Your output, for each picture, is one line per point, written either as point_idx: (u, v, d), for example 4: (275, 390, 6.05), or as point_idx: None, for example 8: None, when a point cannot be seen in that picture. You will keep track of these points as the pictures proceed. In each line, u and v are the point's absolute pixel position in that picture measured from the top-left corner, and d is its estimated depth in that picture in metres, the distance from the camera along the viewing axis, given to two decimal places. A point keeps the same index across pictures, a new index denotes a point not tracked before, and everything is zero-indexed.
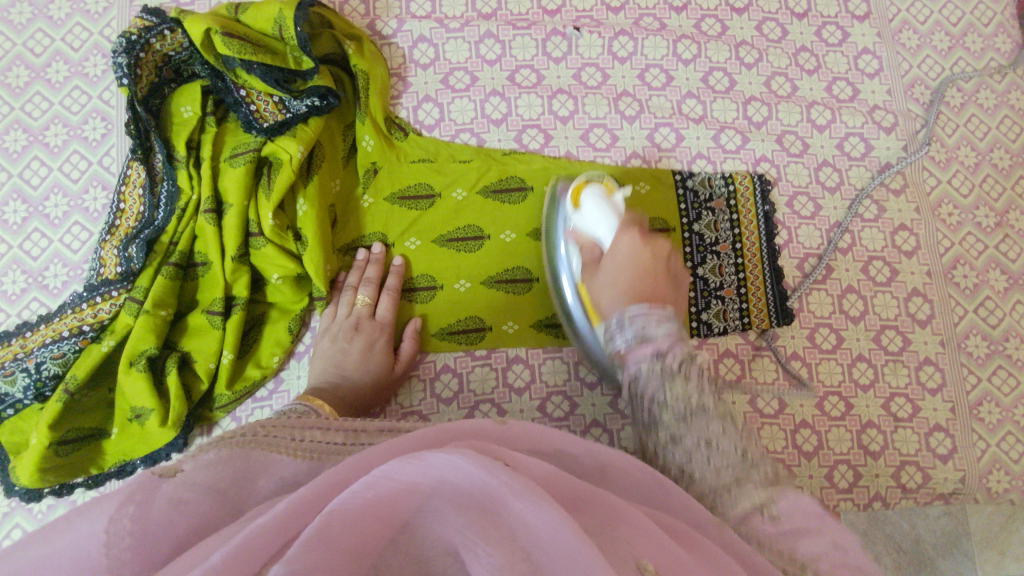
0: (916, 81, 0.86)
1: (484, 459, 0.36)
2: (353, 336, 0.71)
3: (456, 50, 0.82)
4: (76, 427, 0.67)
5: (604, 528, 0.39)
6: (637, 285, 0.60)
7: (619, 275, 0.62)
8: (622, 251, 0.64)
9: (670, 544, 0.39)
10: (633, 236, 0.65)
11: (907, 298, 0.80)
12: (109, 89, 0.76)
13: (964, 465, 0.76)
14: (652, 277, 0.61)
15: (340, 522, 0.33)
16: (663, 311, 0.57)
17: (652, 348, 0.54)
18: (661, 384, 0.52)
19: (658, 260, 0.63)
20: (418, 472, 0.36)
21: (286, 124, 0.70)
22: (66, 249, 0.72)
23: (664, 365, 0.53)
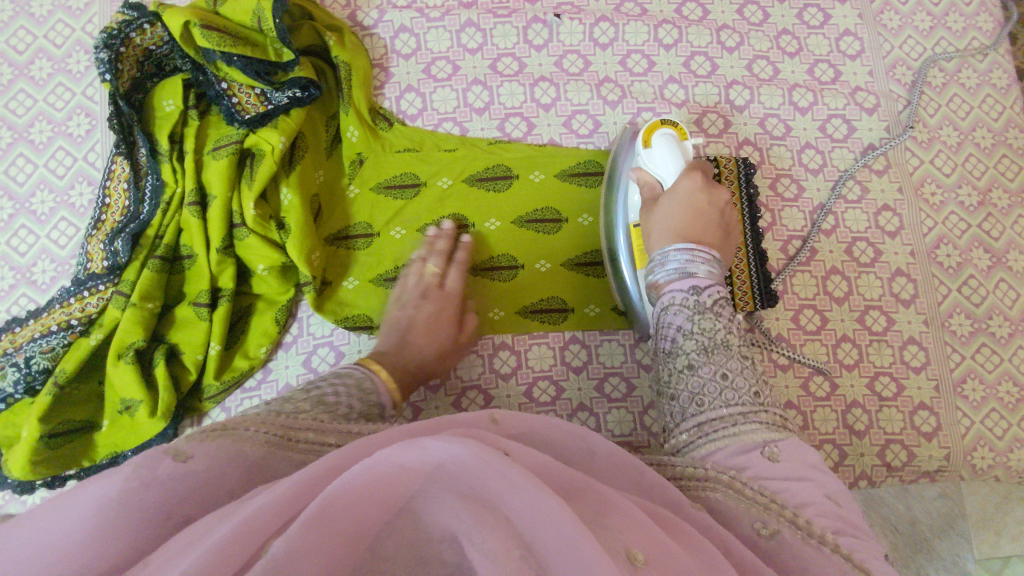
0: (898, 62, 0.87)
1: (484, 450, 0.34)
2: (422, 301, 0.70)
3: (437, 39, 0.83)
4: (67, 420, 0.67)
5: (600, 519, 0.38)
6: (689, 223, 0.64)
7: (676, 208, 0.64)
8: (682, 188, 0.66)
9: (659, 536, 0.38)
10: (696, 177, 0.67)
11: (891, 278, 0.81)
12: (92, 85, 0.77)
13: (948, 442, 0.77)
14: (703, 219, 0.64)
15: (338, 506, 0.31)
16: (705, 251, 0.61)
17: (690, 283, 0.60)
18: (690, 315, 0.58)
19: (714, 206, 0.66)
20: (419, 458, 0.34)
21: (268, 115, 0.71)
22: (53, 245, 0.73)
23: (698, 300, 0.58)
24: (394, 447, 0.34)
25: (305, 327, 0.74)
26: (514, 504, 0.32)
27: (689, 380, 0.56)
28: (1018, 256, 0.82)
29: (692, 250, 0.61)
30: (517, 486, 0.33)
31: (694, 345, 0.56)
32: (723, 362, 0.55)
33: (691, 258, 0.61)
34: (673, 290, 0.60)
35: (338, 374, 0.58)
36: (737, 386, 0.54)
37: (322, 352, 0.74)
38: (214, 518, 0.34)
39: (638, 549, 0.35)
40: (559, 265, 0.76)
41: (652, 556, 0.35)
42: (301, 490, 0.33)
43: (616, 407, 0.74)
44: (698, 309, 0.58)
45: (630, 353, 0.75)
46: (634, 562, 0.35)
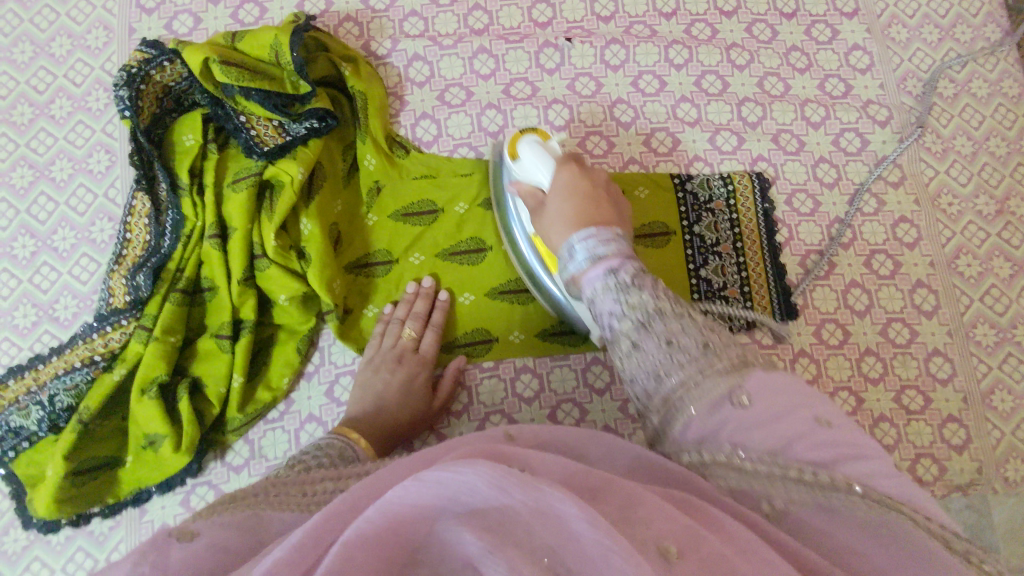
0: (908, 75, 0.87)
1: (500, 474, 0.34)
2: (394, 368, 0.71)
3: (450, 67, 0.83)
4: (91, 457, 0.67)
5: (628, 513, 0.37)
6: (583, 210, 0.59)
7: (564, 203, 0.61)
8: (561, 182, 0.63)
9: (694, 526, 0.37)
10: (571, 169, 0.64)
11: (912, 290, 0.80)
12: (112, 122, 0.77)
13: (979, 455, 0.76)
14: (593, 200, 0.61)
15: (357, 551, 0.32)
16: (609, 231, 0.55)
17: (604, 266, 0.51)
18: (615, 297, 0.49)
19: (598, 187, 0.63)
20: (435, 493, 0.34)
21: (287, 146, 0.71)
22: (75, 281, 0.73)
23: (618, 280, 0.50)
24: (407, 481, 0.34)
25: (327, 356, 0.74)
26: (536, 521, 0.33)
27: (639, 359, 0.47)
28: None
29: (594, 233, 0.54)
30: (538, 502, 0.33)
31: (631, 325, 0.48)
32: (666, 329, 0.46)
33: (594, 248, 0.53)
34: (590, 281, 0.52)
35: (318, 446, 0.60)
36: (685, 346, 0.46)
37: (344, 381, 0.73)
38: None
39: (671, 542, 0.35)
40: None
41: (686, 547, 0.35)
42: (315, 538, 0.34)
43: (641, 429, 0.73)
44: (622, 288, 0.49)
45: None
46: (668, 556, 0.34)
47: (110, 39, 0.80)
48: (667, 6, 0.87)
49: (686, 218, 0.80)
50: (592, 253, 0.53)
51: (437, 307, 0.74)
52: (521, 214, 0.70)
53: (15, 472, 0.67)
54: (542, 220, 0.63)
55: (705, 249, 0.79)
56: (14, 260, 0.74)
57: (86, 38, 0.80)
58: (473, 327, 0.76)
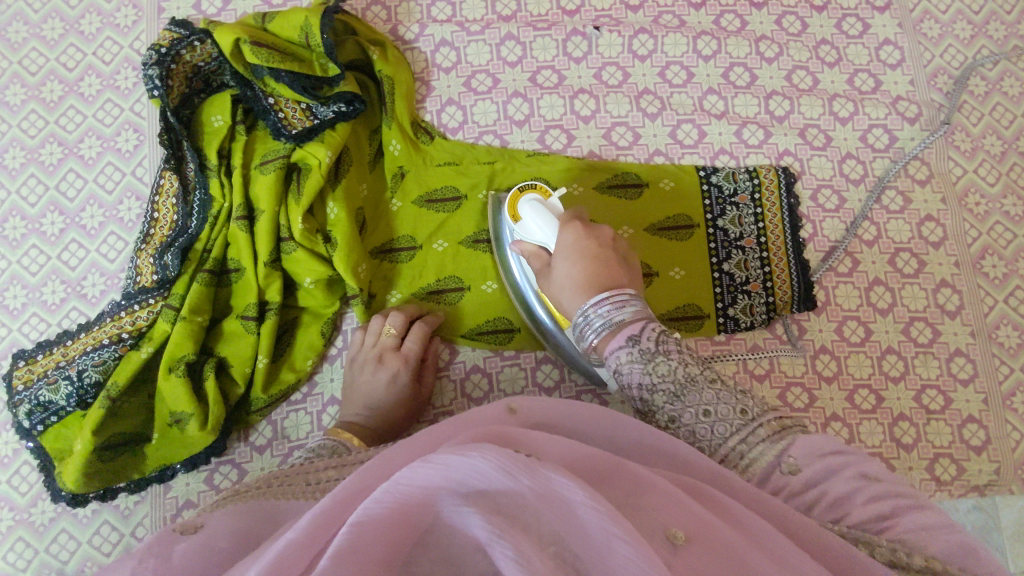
0: (939, 71, 0.86)
1: (509, 460, 0.34)
2: (376, 368, 0.70)
3: (477, 53, 0.83)
4: (117, 433, 0.68)
5: (634, 498, 0.39)
6: (593, 277, 0.59)
7: (572, 267, 0.60)
8: (566, 243, 0.62)
9: (698, 510, 0.38)
10: (576, 228, 0.63)
11: (936, 290, 0.80)
12: (140, 101, 0.78)
13: (998, 456, 0.76)
14: (602, 263, 0.60)
15: (367, 534, 0.32)
16: (624, 294, 0.56)
17: (624, 335, 0.54)
18: (642, 371, 0.51)
19: (605, 248, 0.61)
20: (443, 476, 0.34)
21: (315, 129, 0.71)
22: (103, 259, 0.74)
23: (642, 349, 0.52)
24: (416, 464, 0.34)
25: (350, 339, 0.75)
26: (544, 507, 0.33)
27: (677, 434, 0.50)
28: None
29: (607, 299, 0.56)
30: (546, 487, 0.34)
31: (665, 397, 0.50)
32: (700, 400, 0.49)
33: (614, 309, 0.55)
34: (612, 351, 0.54)
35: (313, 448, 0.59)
36: (724, 417, 0.48)
37: None
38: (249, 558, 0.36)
39: (677, 526, 0.37)
40: None
41: (691, 530, 0.37)
42: (327, 520, 0.35)
43: None
44: (646, 358, 0.52)
45: None
46: (674, 542, 0.36)
47: (139, 18, 0.80)
48: None
49: (710, 211, 0.80)
50: (608, 322, 0.55)
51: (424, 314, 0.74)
52: (534, 291, 0.70)
53: (44, 445, 0.68)
54: (551, 285, 0.62)
55: (728, 243, 0.79)
56: (43, 237, 0.75)
57: (115, 16, 0.80)
58: (487, 316, 0.75)
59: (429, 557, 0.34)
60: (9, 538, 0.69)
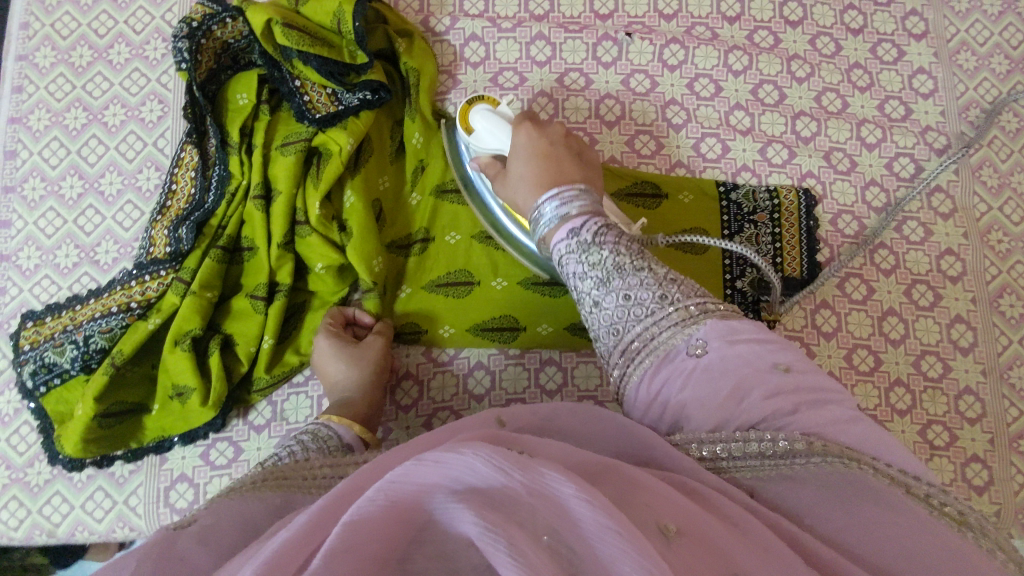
0: (971, 104, 0.85)
1: (501, 456, 0.33)
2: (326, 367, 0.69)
3: (507, 50, 0.83)
4: (119, 401, 0.68)
5: (630, 495, 0.38)
6: (545, 173, 0.63)
7: (525, 167, 0.64)
8: (520, 144, 0.66)
9: (690, 506, 0.38)
10: (528, 127, 0.67)
11: (950, 325, 0.79)
12: (167, 73, 0.78)
13: (1000, 498, 0.74)
14: (553, 160, 0.64)
15: (361, 533, 0.31)
16: (572, 187, 0.60)
17: (566, 228, 0.58)
18: (579, 257, 0.56)
19: (556, 144, 0.66)
20: (436, 473, 0.33)
21: (339, 115, 0.71)
22: (118, 227, 0.74)
23: (580, 240, 0.56)
24: (408, 462, 0.34)
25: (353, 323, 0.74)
26: (538, 501, 0.33)
27: (599, 317, 0.54)
28: None
29: (556, 193, 0.60)
30: (538, 483, 0.33)
31: (592, 284, 0.54)
32: (622, 285, 0.53)
33: (560, 204, 0.60)
34: (558, 242, 0.58)
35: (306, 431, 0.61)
36: (641, 301, 0.52)
37: None
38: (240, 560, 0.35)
39: (669, 520, 0.37)
40: None
41: (684, 525, 0.37)
42: (319, 522, 0.34)
43: None
44: (583, 249, 0.56)
45: None
46: (667, 533, 0.36)
47: None
48: (731, 10, 0.86)
49: (728, 227, 0.79)
50: (563, 210, 0.59)
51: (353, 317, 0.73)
52: (488, 187, 0.73)
53: (45, 407, 0.69)
54: (508, 181, 0.66)
55: (743, 261, 0.78)
56: (61, 200, 0.75)
57: None
58: (493, 312, 0.75)
59: (423, 554, 0.33)
60: (4, 496, 0.69)
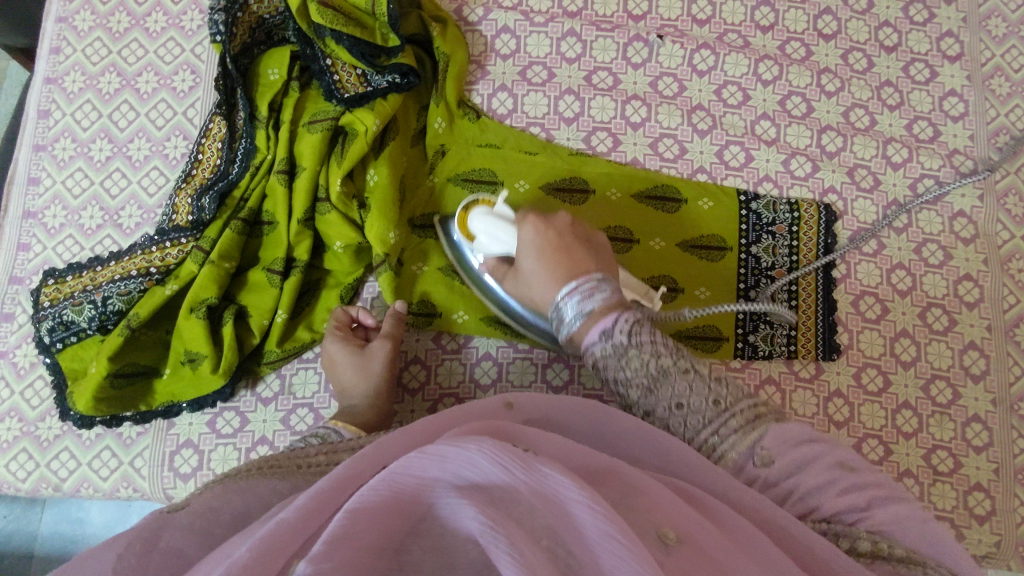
0: (1001, 129, 0.84)
1: (504, 454, 0.35)
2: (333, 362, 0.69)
3: (537, 44, 0.83)
4: (133, 362, 0.69)
5: (627, 500, 0.39)
6: (556, 269, 0.61)
7: (535, 275, 0.62)
8: (526, 240, 0.64)
9: (690, 511, 0.40)
10: (532, 223, 0.64)
11: (963, 351, 0.78)
12: (202, 44, 0.79)
13: (1001, 529, 0.74)
14: (567, 254, 0.62)
15: (361, 520, 0.32)
16: (589, 278, 0.58)
17: (598, 328, 0.55)
18: (616, 363, 0.53)
19: (562, 235, 0.63)
20: (439, 467, 0.35)
21: (366, 96, 0.72)
22: (143, 192, 0.75)
23: (614, 343, 0.53)
24: (412, 455, 0.35)
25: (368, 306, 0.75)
26: (538, 502, 0.34)
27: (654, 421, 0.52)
28: None
29: (574, 287, 0.58)
30: (540, 483, 0.34)
31: (638, 389, 0.52)
32: (671, 392, 0.51)
33: (581, 301, 0.57)
34: (590, 344, 0.56)
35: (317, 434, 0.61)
36: (693, 407, 0.50)
37: None
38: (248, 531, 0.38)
39: (669, 526, 0.38)
40: None
41: (684, 533, 0.38)
42: (322, 503, 0.36)
43: None
44: (618, 354, 0.53)
45: None
46: (666, 540, 0.37)
47: None
48: (765, 19, 0.86)
49: (745, 236, 0.79)
50: (580, 309, 0.57)
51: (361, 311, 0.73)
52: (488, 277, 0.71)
53: (60, 364, 0.70)
54: (520, 277, 0.65)
55: (758, 271, 0.78)
56: (89, 162, 0.76)
57: None
58: None
59: (420, 546, 0.34)
60: (13, 448, 0.71)
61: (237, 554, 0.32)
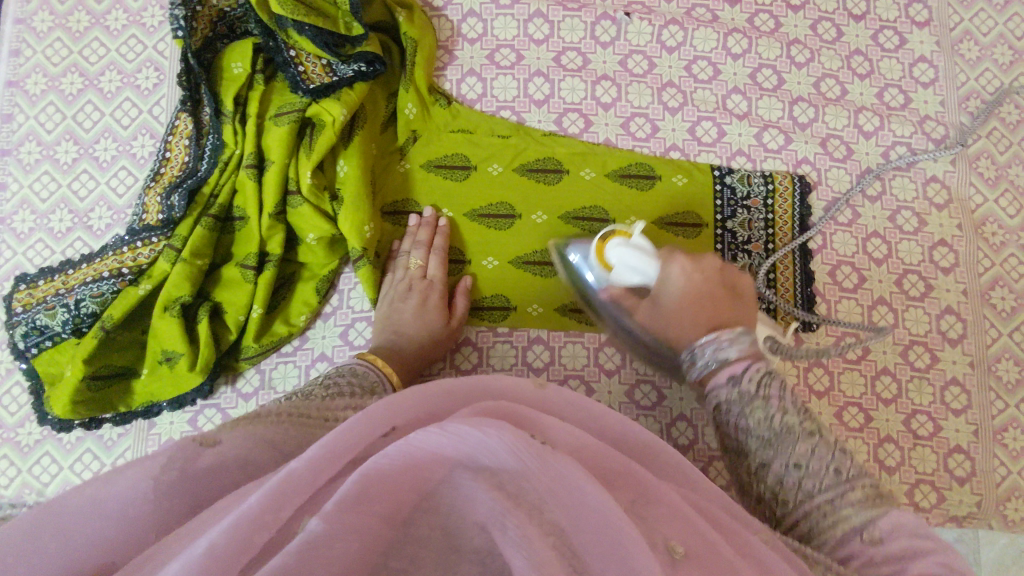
0: (972, 94, 0.84)
1: (520, 443, 0.36)
2: (406, 296, 0.73)
3: (504, 27, 0.83)
4: (109, 364, 0.69)
5: (639, 506, 0.40)
6: (701, 316, 0.58)
7: (681, 314, 0.59)
8: (672, 278, 0.61)
9: (702, 527, 0.40)
10: (679, 261, 0.62)
11: (940, 316, 0.79)
12: (164, 40, 0.78)
13: (981, 489, 0.75)
14: (712, 302, 0.58)
15: (373, 485, 0.34)
16: (731, 329, 0.55)
17: (727, 373, 0.53)
18: (741, 410, 0.51)
19: (710, 279, 0.60)
20: (455, 446, 0.36)
21: (332, 86, 0.71)
22: (112, 192, 0.75)
23: (742, 390, 0.51)
24: (431, 428, 0.37)
25: (345, 298, 0.75)
26: (550, 497, 0.35)
27: (762, 478, 0.49)
28: None
29: (715, 336, 0.55)
30: (552, 477, 0.36)
31: (757, 443, 0.50)
32: (792, 451, 0.48)
33: (717, 343, 0.55)
34: (714, 387, 0.53)
35: (354, 372, 0.64)
36: (814, 473, 0.47)
37: (360, 326, 0.75)
38: (258, 479, 0.39)
39: (678, 541, 0.38)
40: None
41: (692, 549, 0.37)
42: (339, 457, 0.37)
43: (644, 414, 0.74)
44: (746, 401, 0.51)
45: None
46: (673, 554, 0.37)
47: None
48: None
49: (720, 211, 0.79)
50: (720, 355, 0.54)
51: (438, 231, 0.76)
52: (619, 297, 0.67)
53: (36, 369, 0.69)
54: (655, 310, 0.62)
55: (735, 246, 0.78)
56: (56, 164, 0.75)
57: None
58: (486, 290, 0.77)
59: (427, 522, 0.36)
60: None
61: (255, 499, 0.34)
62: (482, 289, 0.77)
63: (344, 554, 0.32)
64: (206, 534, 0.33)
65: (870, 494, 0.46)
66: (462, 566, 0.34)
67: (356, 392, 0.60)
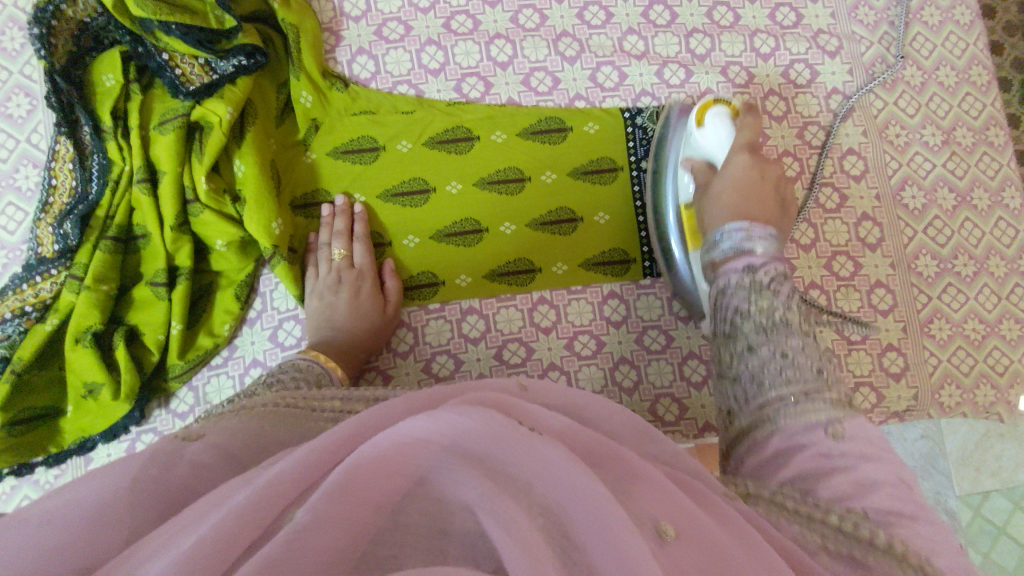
0: (860, 3, 0.85)
1: (507, 429, 0.34)
2: (337, 287, 0.72)
3: (388, 0, 0.81)
4: (27, 408, 0.66)
5: (628, 486, 0.38)
6: (741, 199, 0.60)
7: (727, 192, 0.62)
8: (733, 167, 0.64)
9: (686, 503, 0.39)
10: (746, 156, 0.64)
11: (857, 223, 0.81)
12: (30, 63, 0.74)
13: (916, 382, 0.78)
14: (758, 197, 0.61)
15: (361, 476, 0.31)
16: (763, 227, 0.56)
17: (745, 261, 0.54)
18: (748, 295, 0.51)
19: (764, 181, 0.63)
20: (442, 434, 0.33)
21: (213, 85, 0.68)
22: (2, 231, 0.71)
23: (755, 280, 0.52)
24: (416, 419, 0.34)
25: (268, 302, 0.74)
26: (537, 483, 0.33)
27: (748, 362, 0.50)
28: (982, 195, 0.82)
29: (747, 226, 0.56)
30: (543, 464, 0.33)
31: (753, 326, 0.50)
32: (784, 342, 0.49)
33: (747, 235, 0.56)
34: (727, 270, 0.54)
35: (297, 367, 0.63)
36: (799, 364, 0.48)
37: (288, 326, 0.73)
38: (225, 489, 0.36)
39: (669, 522, 0.36)
40: (524, 226, 0.76)
41: (681, 528, 0.36)
42: (317, 459, 0.34)
43: (587, 364, 0.75)
44: (755, 289, 0.51)
45: (598, 311, 0.76)
46: (665, 535, 0.35)
47: None
48: None
49: (634, 153, 0.78)
50: (743, 245, 0.55)
51: (357, 219, 0.74)
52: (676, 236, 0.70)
53: None
54: (704, 195, 0.64)
55: None
56: None
57: None
58: (413, 270, 0.76)
59: (415, 511, 0.32)
60: None
61: (232, 505, 0.31)
62: (411, 267, 0.76)
63: (332, 547, 0.28)
64: (178, 542, 0.30)
65: (843, 398, 0.47)
66: (451, 554, 0.31)
67: (302, 386, 0.60)
